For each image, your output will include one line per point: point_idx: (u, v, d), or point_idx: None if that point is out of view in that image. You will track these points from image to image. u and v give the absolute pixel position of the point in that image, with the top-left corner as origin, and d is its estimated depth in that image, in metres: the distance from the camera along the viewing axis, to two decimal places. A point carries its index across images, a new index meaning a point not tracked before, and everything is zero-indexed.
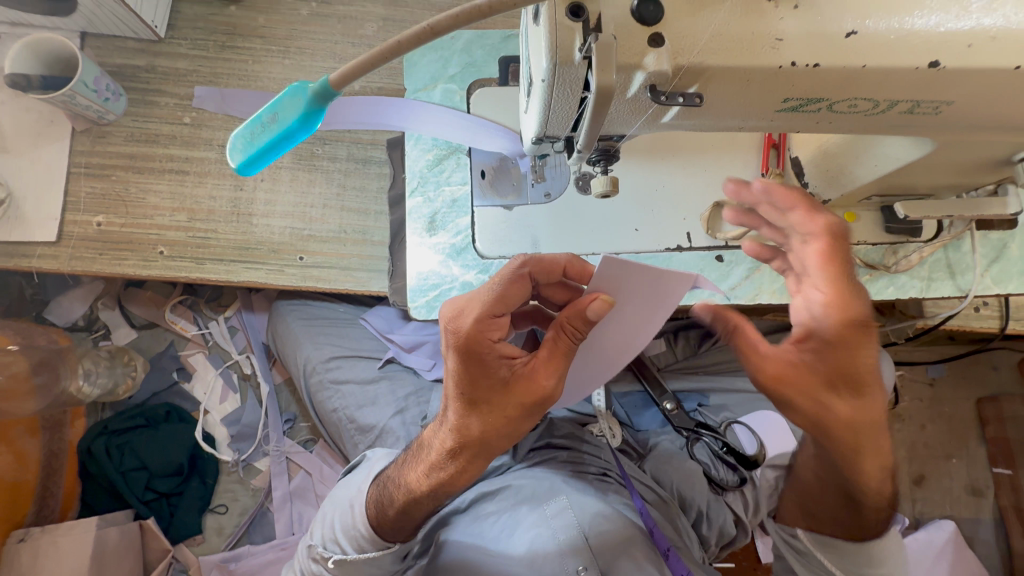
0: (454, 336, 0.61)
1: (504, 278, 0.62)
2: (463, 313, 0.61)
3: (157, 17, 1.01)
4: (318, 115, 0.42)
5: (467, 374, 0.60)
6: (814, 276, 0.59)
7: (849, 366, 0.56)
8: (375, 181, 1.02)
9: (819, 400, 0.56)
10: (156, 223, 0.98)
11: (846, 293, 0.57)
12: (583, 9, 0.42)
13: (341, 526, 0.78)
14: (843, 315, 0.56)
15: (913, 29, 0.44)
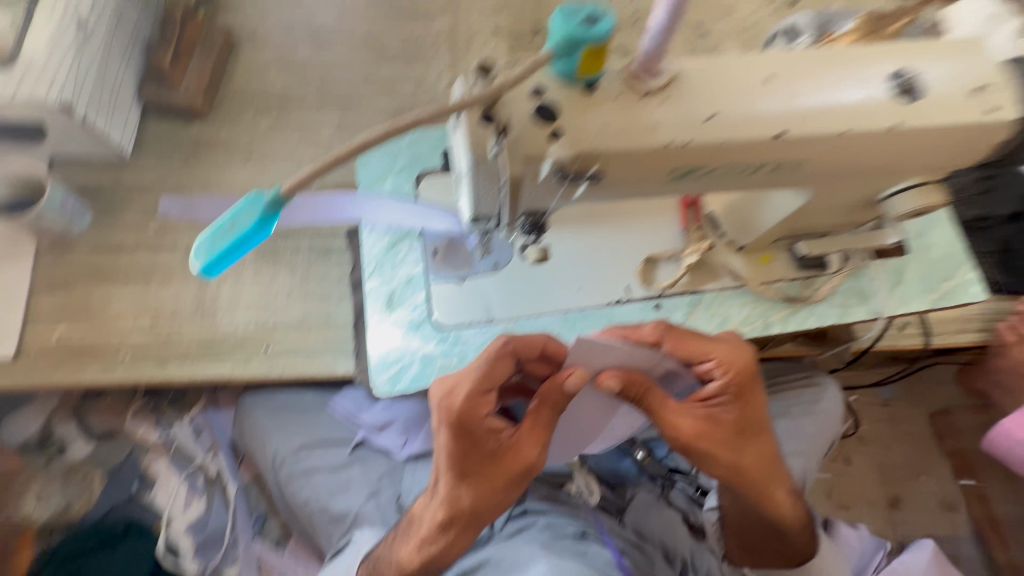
0: (445, 413, 0.63)
1: (490, 354, 0.64)
2: (454, 389, 0.63)
3: (124, 138, 1.09)
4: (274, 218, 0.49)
5: (458, 449, 0.63)
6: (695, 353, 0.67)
7: (744, 409, 0.69)
8: (337, 268, 1.08)
9: (732, 442, 0.69)
10: (119, 328, 1.00)
11: (732, 351, 0.67)
12: (493, 116, 0.51)
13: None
14: (739, 371, 0.67)
15: (761, 109, 0.54)
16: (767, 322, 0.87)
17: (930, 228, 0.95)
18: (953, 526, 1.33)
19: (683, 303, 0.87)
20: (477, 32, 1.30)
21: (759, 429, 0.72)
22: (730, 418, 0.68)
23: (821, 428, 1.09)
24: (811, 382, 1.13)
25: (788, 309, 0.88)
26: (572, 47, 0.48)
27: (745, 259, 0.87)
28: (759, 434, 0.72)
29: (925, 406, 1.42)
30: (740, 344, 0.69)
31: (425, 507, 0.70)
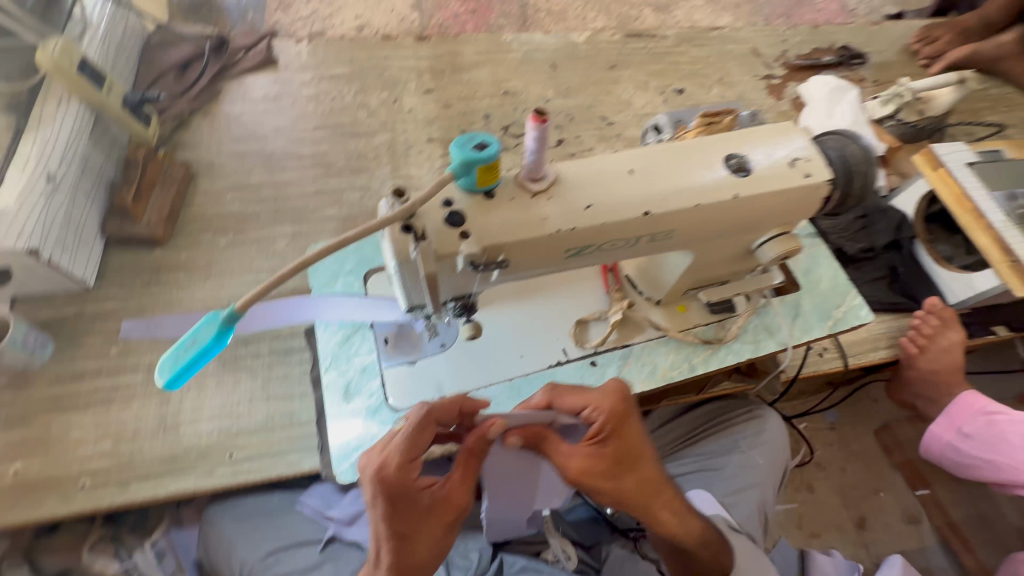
0: (380, 484, 0.69)
1: (412, 424, 0.70)
2: (384, 460, 0.70)
3: (87, 271, 1.16)
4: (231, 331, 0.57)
5: (396, 512, 0.71)
6: (574, 398, 0.78)
7: (620, 444, 0.79)
8: (297, 367, 1.13)
9: (610, 471, 0.78)
10: (79, 455, 1.00)
11: (604, 396, 0.78)
12: (412, 226, 0.62)
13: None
14: (610, 412, 0.77)
15: (628, 196, 0.68)
16: (691, 364, 0.98)
17: (817, 264, 1.10)
18: (921, 539, 1.38)
19: (615, 357, 0.97)
20: (413, 142, 1.48)
21: (637, 458, 0.81)
22: (608, 454, 0.78)
23: (772, 457, 1.16)
24: (755, 414, 1.20)
25: (708, 350, 0.99)
26: (468, 167, 0.61)
27: (664, 312, 1.00)
28: (638, 466, 0.82)
29: (869, 423, 1.52)
30: (613, 388, 0.79)
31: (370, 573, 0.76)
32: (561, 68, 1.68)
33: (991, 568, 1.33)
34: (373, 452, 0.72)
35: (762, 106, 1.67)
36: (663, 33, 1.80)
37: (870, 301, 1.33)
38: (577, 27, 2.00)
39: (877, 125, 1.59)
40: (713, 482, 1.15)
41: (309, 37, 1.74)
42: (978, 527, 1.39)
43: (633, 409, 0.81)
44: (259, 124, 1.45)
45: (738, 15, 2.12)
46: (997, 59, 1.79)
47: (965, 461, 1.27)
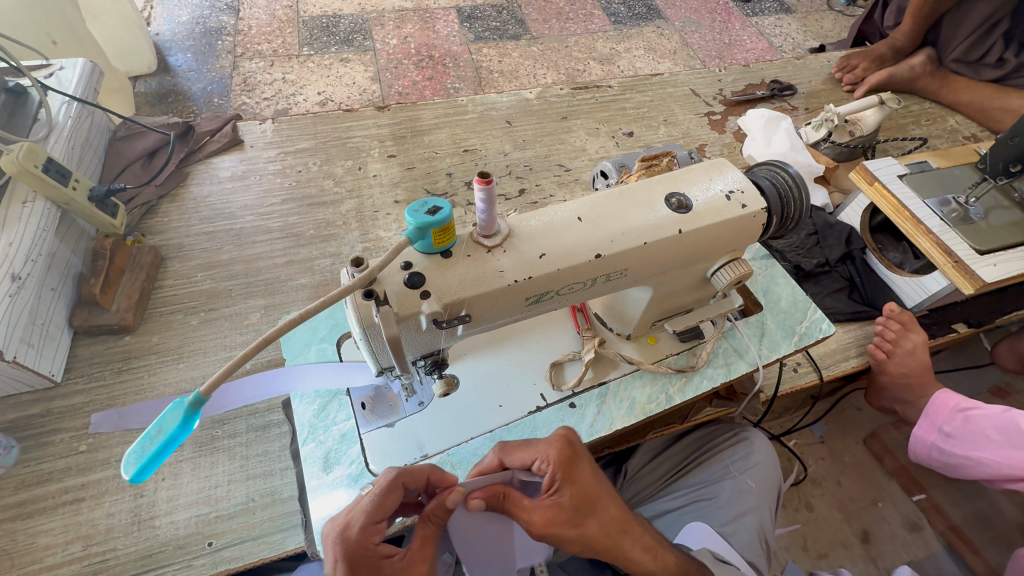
0: (341, 549, 0.69)
1: (381, 488, 0.73)
2: (348, 523, 0.71)
3: (55, 366, 1.14)
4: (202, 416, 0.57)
5: None
6: (527, 452, 0.80)
7: (579, 489, 0.80)
8: (276, 441, 1.11)
9: (575, 519, 0.79)
10: (46, 564, 0.95)
11: (550, 447, 0.80)
12: (373, 292, 0.64)
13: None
14: (559, 460, 0.79)
15: (578, 241, 0.72)
16: (668, 394, 0.99)
17: (775, 283, 1.15)
18: (927, 546, 1.36)
19: (592, 396, 0.97)
20: (380, 206, 1.53)
21: (598, 500, 0.82)
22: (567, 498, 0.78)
23: (764, 479, 1.16)
24: (742, 437, 1.22)
25: (683, 379, 1.01)
26: (422, 230, 0.64)
27: (634, 345, 1.04)
28: (601, 508, 0.83)
29: (856, 433, 1.53)
30: (558, 436, 0.82)
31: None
32: (517, 123, 1.78)
33: (1000, 569, 1.31)
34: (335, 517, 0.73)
35: (707, 140, 1.79)
36: (607, 83, 1.93)
37: (833, 312, 1.38)
38: (529, 84, 2.13)
39: (814, 148, 1.71)
40: (709, 513, 1.13)
41: (273, 116, 1.81)
42: (979, 527, 1.38)
43: (581, 451, 0.83)
44: (227, 202, 1.49)
45: (675, 61, 2.30)
46: (911, 79, 1.96)
47: (953, 462, 1.25)
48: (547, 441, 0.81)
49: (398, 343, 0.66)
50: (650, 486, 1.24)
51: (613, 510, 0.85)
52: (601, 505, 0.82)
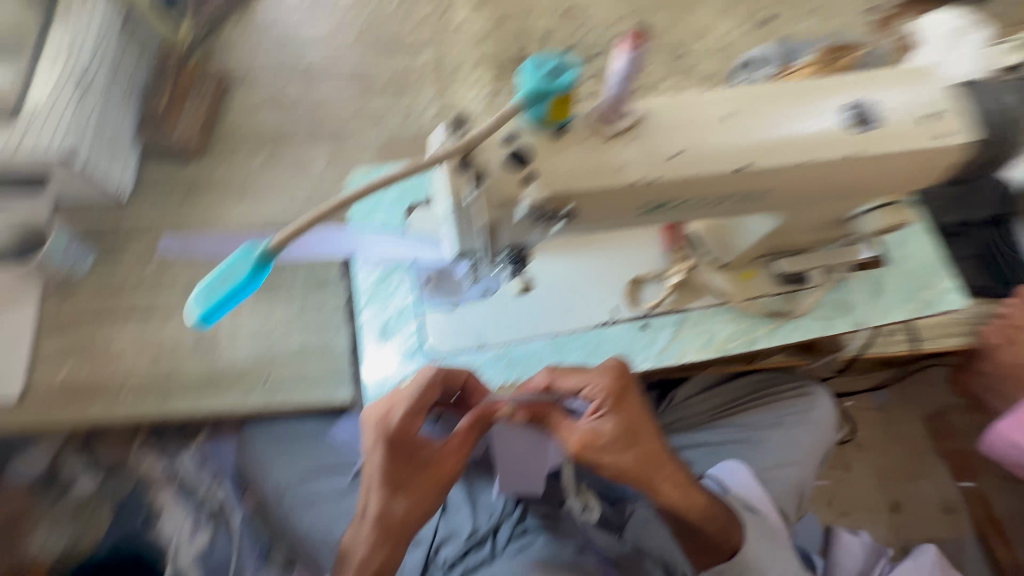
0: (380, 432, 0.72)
1: (422, 383, 0.73)
2: (388, 411, 0.73)
3: (123, 178, 1.11)
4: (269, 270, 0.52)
5: (395, 463, 0.72)
6: (578, 375, 0.76)
7: (625, 419, 0.75)
8: (332, 299, 1.10)
9: (613, 445, 0.74)
10: (122, 367, 1.02)
11: (599, 376, 0.75)
12: (470, 164, 0.54)
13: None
14: (606, 390, 0.74)
15: (721, 145, 0.57)
16: (752, 337, 0.90)
17: (908, 238, 0.97)
18: (956, 529, 1.34)
19: (669, 321, 0.89)
20: (461, 62, 1.34)
21: (644, 434, 0.77)
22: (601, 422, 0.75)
23: (818, 437, 1.12)
24: (804, 391, 1.14)
25: (772, 324, 0.91)
26: (540, 97, 0.50)
27: (728, 276, 0.92)
28: (646, 442, 0.77)
29: (921, 409, 1.43)
30: (612, 364, 0.76)
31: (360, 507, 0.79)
32: None
33: None
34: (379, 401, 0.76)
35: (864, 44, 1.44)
36: None
37: None
38: None
39: None
40: (752, 457, 1.10)
41: None
42: (1022, 524, 1.32)
43: (634, 387, 0.76)
44: (296, 32, 1.33)
45: None
46: None
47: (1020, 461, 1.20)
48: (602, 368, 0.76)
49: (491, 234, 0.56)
50: (693, 416, 1.17)
51: (655, 444, 0.78)
52: (643, 438, 0.76)
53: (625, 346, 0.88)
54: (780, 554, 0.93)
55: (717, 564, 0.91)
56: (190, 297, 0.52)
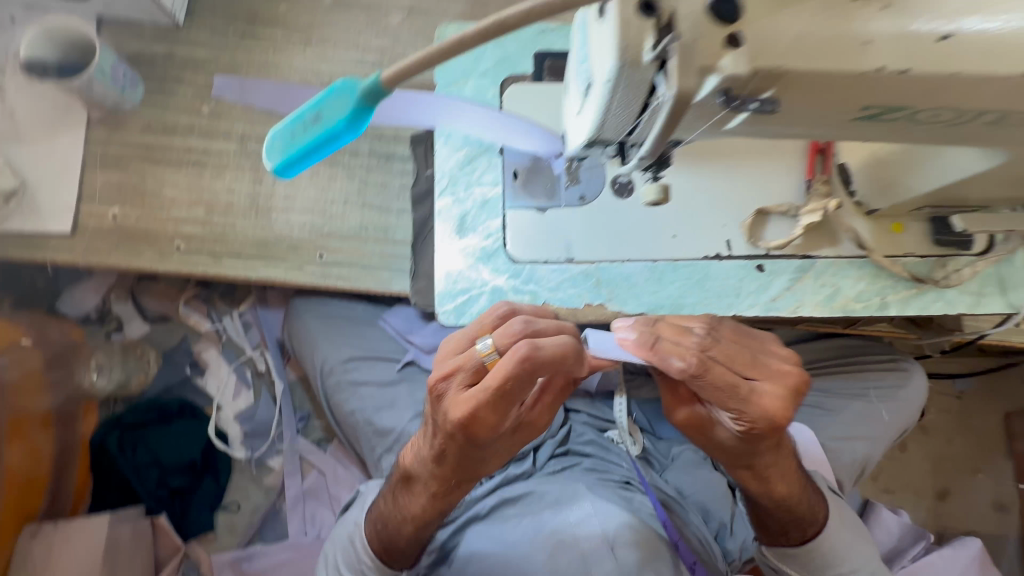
0: (457, 427, 0.55)
1: (515, 374, 0.52)
2: (466, 406, 0.53)
3: (177, 3, 0.97)
4: (369, 114, 0.41)
5: (478, 446, 0.59)
6: (741, 401, 0.61)
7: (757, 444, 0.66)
8: (398, 178, 0.99)
9: (721, 447, 0.69)
10: (173, 216, 0.95)
11: (767, 401, 0.61)
12: (656, 6, 0.38)
13: (345, 564, 0.79)
14: (770, 419, 0.61)
15: (1011, 31, 0.40)
16: (882, 301, 0.76)
17: None
18: (1001, 527, 1.28)
19: (789, 266, 0.76)
20: None
21: (765, 453, 0.68)
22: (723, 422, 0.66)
23: (898, 416, 1.02)
24: (896, 367, 1.04)
25: (912, 290, 0.76)
26: None
27: (872, 224, 0.76)
28: (759, 457, 0.69)
29: (1002, 404, 1.31)
30: (783, 393, 0.61)
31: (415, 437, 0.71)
32: None
33: None
34: (445, 376, 0.56)
35: None
36: None
37: None
38: None
39: None
40: (824, 424, 1.01)
41: None
42: None
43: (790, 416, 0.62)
44: None
45: None
46: None
47: None
48: (770, 397, 0.61)
49: (658, 110, 0.42)
50: None
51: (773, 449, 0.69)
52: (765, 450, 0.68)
53: (732, 286, 0.76)
54: (859, 545, 0.80)
55: (785, 546, 0.78)
56: (269, 135, 0.43)
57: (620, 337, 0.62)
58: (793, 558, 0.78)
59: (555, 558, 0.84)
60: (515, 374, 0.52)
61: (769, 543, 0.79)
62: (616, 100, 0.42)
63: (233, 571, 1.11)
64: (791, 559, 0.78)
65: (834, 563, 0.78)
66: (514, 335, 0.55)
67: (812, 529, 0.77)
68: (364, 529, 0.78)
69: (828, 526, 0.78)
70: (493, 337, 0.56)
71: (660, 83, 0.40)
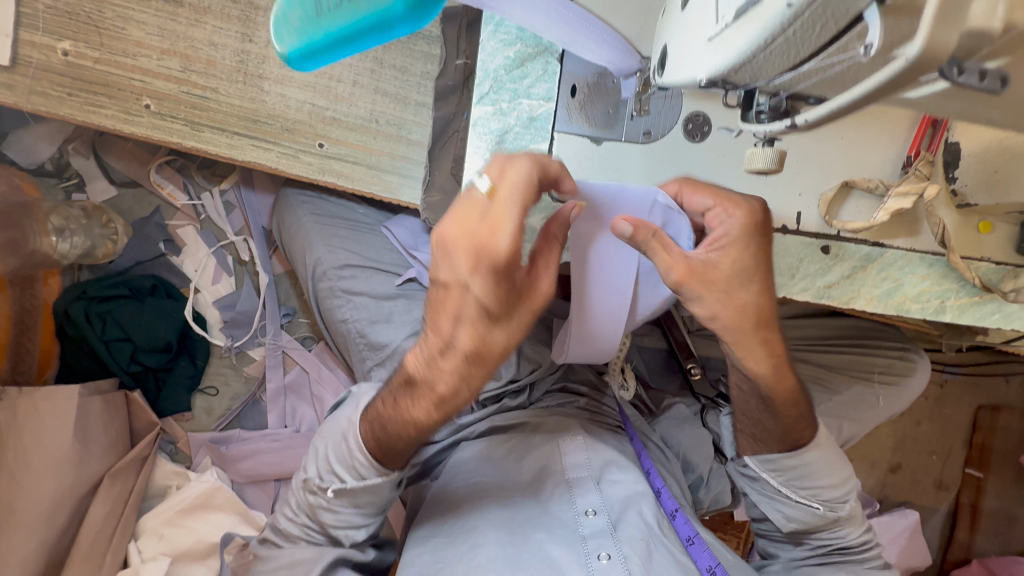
0: (488, 253, 0.50)
1: (525, 182, 0.51)
2: (493, 225, 0.50)
3: None
4: (399, 23, 0.47)
5: (498, 293, 0.52)
6: (720, 201, 0.59)
7: (748, 264, 0.60)
8: (421, 64, 0.83)
9: (721, 293, 0.60)
10: (140, 65, 0.77)
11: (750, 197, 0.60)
12: None
13: (337, 457, 0.72)
14: (749, 216, 0.59)
15: None
16: (940, 305, 0.69)
17: None
18: (935, 501, 1.38)
19: (858, 253, 0.67)
20: None
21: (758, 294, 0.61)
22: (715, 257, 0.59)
23: (892, 403, 1.02)
24: (905, 357, 1.02)
25: (974, 298, 0.69)
26: None
27: (958, 219, 0.67)
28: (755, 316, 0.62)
29: (976, 396, 1.35)
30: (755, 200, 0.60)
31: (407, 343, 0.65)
32: None
33: None
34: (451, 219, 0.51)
35: None
36: None
37: None
38: None
39: None
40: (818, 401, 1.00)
41: None
42: None
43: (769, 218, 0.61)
44: None
45: None
46: None
47: None
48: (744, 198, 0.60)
49: (848, 61, 0.29)
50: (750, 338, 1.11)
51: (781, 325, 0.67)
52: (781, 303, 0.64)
53: (789, 265, 0.67)
54: (840, 467, 0.75)
55: (766, 453, 0.75)
56: (292, 4, 0.48)
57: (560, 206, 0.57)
58: (774, 468, 0.75)
59: (540, 484, 0.88)
60: (527, 174, 0.51)
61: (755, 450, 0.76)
62: (793, 31, 0.29)
63: (210, 452, 1.12)
64: (770, 465, 0.75)
65: (815, 475, 0.74)
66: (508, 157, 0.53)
67: (806, 435, 0.74)
68: (360, 423, 0.71)
69: (818, 440, 0.74)
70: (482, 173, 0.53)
71: (875, 17, 0.26)
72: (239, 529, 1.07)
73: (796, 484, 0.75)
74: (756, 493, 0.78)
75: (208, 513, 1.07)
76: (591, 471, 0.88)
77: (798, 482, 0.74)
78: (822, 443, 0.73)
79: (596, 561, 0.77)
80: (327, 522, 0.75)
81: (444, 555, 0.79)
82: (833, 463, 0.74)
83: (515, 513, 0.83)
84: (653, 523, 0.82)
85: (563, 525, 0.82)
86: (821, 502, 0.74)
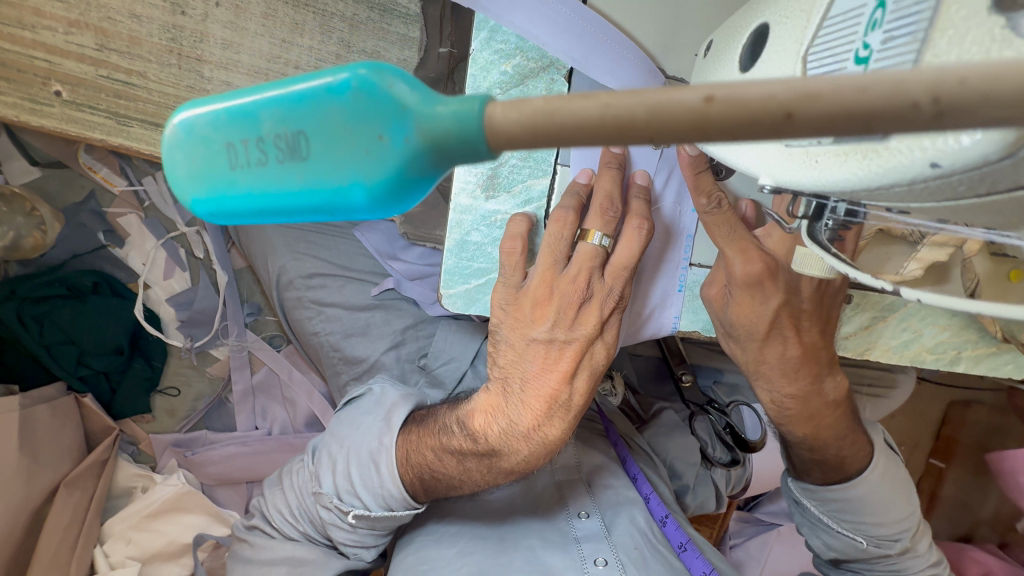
0: (608, 309, 0.55)
1: (635, 241, 0.54)
2: (615, 276, 0.54)
3: None
4: (410, 190, 0.21)
5: (611, 335, 0.58)
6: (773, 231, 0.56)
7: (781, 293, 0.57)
8: (395, 48, 0.71)
9: (758, 303, 0.57)
10: (43, 40, 0.63)
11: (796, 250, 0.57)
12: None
13: (360, 479, 0.67)
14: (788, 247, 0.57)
15: None
16: (956, 355, 0.64)
17: None
18: None
19: (879, 302, 0.63)
20: None
21: (789, 299, 0.57)
22: (733, 246, 0.54)
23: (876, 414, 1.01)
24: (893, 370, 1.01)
25: (990, 348, 0.63)
26: None
27: None
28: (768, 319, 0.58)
29: (949, 392, 1.37)
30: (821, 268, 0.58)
31: (472, 400, 0.64)
32: None
33: None
34: (572, 282, 0.54)
35: None
36: None
37: None
38: None
39: None
40: None
41: None
42: None
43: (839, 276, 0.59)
44: None
45: None
46: None
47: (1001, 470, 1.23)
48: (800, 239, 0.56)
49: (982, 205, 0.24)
50: None
51: (815, 331, 0.60)
52: (830, 324, 0.61)
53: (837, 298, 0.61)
54: (896, 501, 0.69)
55: (805, 483, 0.71)
56: (193, 132, 0.23)
57: (573, 182, 0.55)
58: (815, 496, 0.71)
59: (531, 497, 0.84)
60: (644, 245, 0.54)
61: (795, 477, 0.72)
62: (924, 187, 0.23)
63: (176, 456, 1.06)
64: (812, 496, 0.71)
65: (864, 512, 0.68)
66: (609, 196, 0.53)
67: (846, 472, 0.68)
68: (395, 451, 0.67)
69: (866, 475, 0.68)
70: (586, 224, 0.54)
71: None
72: (213, 529, 1.02)
73: (837, 515, 0.70)
74: (799, 517, 0.75)
75: (179, 515, 1.01)
76: (582, 476, 0.86)
77: (846, 516, 0.70)
78: (873, 482, 0.68)
79: (592, 566, 0.75)
80: (341, 540, 0.71)
81: (424, 556, 0.77)
82: (887, 498, 0.68)
83: (503, 527, 0.80)
84: (647, 530, 0.80)
85: (556, 531, 0.80)
86: (866, 536, 0.69)
